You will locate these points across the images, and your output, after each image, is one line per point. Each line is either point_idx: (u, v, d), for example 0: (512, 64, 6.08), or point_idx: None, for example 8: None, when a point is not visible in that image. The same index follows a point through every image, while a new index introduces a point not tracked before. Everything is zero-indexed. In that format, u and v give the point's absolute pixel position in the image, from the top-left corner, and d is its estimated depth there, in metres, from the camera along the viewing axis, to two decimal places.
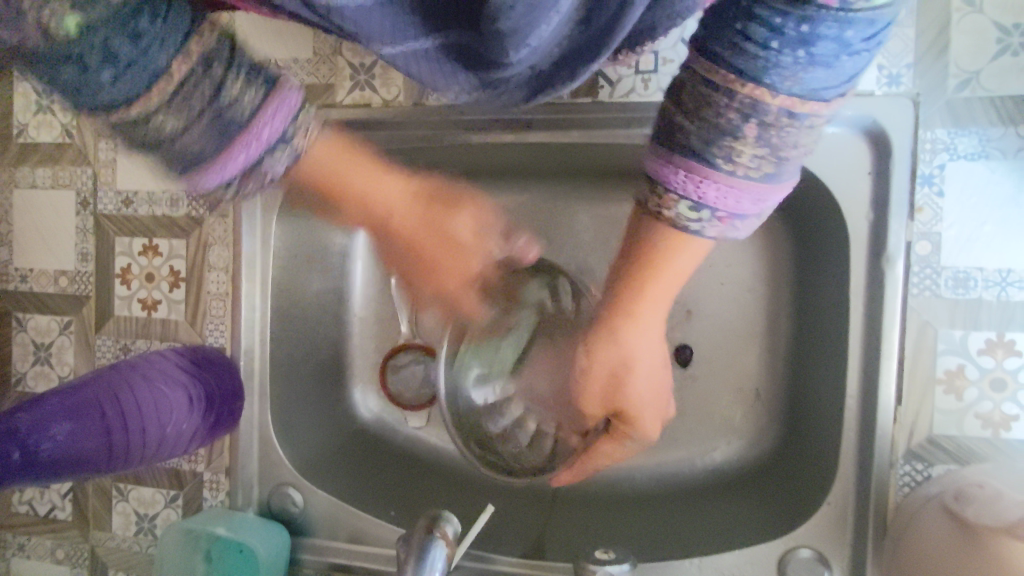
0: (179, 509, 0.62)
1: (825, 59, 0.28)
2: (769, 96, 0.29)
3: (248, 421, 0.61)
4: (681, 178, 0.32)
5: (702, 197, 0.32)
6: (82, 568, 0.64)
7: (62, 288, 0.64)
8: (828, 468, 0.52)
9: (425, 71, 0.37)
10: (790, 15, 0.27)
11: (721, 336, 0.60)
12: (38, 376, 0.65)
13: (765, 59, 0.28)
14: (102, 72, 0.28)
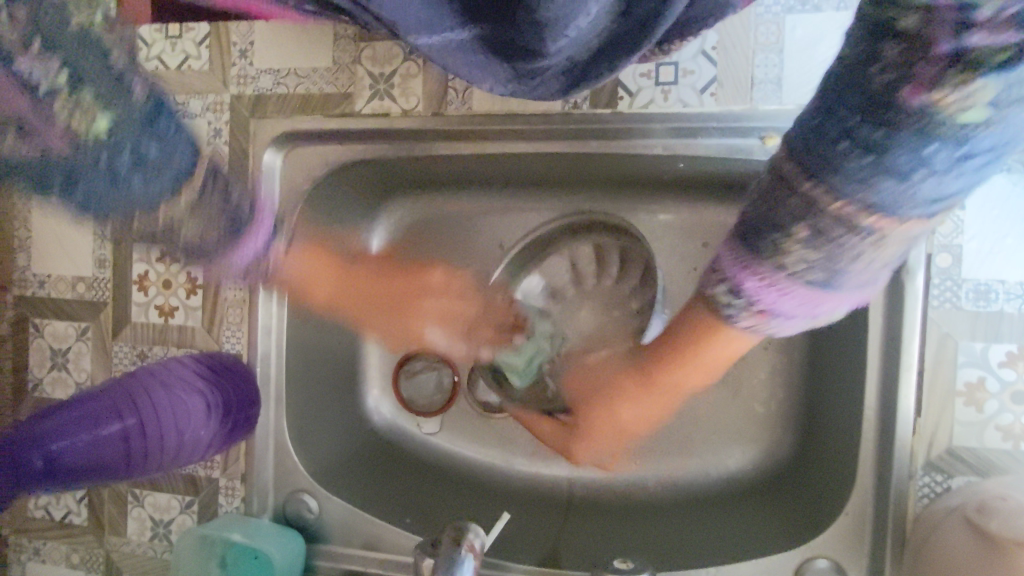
0: (194, 515, 0.62)
1: (908, 176, 0.22)
2: (834, 203, 0.23)
3: (265, 428, 0.61)
4: (749, 278, 0.28)
5: (751, 291, 0.28)
6: (98, 573, 0.64)
7: (80, 294, 0.64)
8: (843, 477, 0.52)
9: (464, 65, 0.39)
10: (876, 119, 0.21)
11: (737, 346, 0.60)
12: (54, 381, 0.66)
13: (842, 169, 0.23)
14: (134, 177, 0.31)
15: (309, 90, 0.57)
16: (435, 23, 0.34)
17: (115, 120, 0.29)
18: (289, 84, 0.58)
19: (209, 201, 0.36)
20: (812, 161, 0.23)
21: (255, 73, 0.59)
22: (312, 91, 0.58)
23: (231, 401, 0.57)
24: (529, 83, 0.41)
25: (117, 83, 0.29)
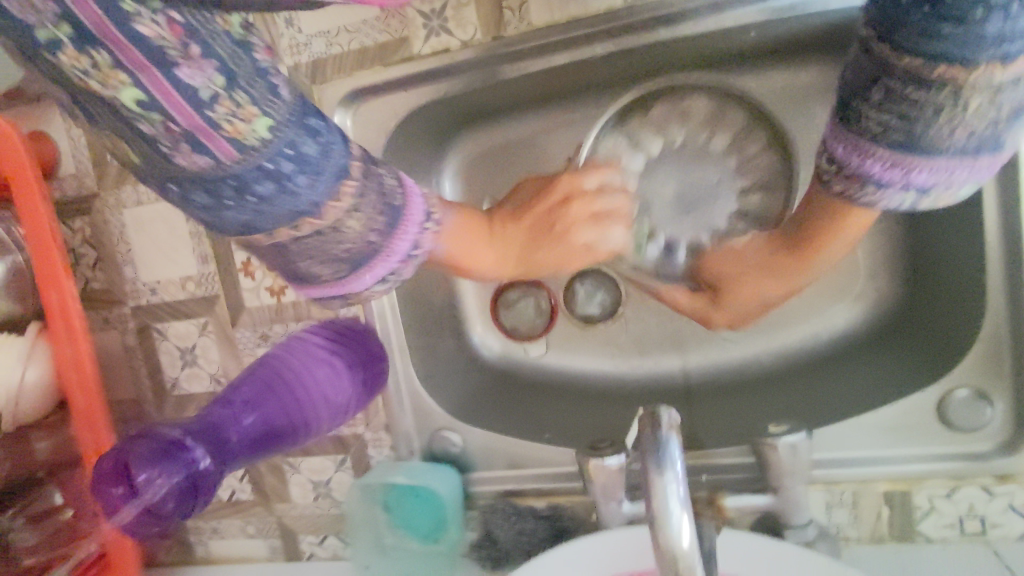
0: (350, 470, 0.67)
1: (976, 15, 0.27)
2: (897, 60, 0.30)
3: (396, 378, 0.64)
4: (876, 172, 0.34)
5: (860, 169, 0.34)
6: (275, 538, 0.70)
7: (191, 292, 0.67)
8: (974, 310, 0.53)
9: None
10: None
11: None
12: (191, 377, 0.70)
13: (918, 29, 0.28)
14: (298, 178, 0.29)
15: (364, 43, 0.58)
16: None
17: (275, 117, 0.28)
18: (342, 43, 0.58)
19: (369, 200, 0.32)
20: (902, 40, 0.29)
21: (307, 40, 0.59)
22: (367, 44, 0.58)
23: (360, 359, 0.59)
24: None
25: (263, 75, 0.28)
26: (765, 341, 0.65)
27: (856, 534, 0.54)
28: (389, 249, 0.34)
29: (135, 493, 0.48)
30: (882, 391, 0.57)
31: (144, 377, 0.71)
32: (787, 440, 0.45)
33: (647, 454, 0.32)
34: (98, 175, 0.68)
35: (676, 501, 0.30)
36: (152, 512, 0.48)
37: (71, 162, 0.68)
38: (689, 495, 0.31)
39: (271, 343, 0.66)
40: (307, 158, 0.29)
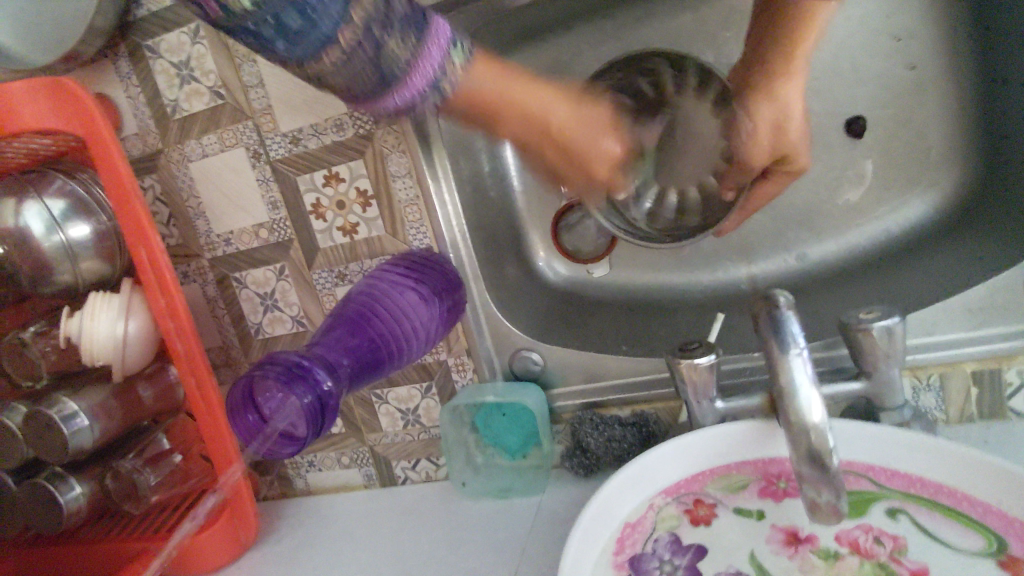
0: (436, 396, 0.69)
1: None
2: None
3: (473, 304, 0.67)
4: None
5: None
6: (370, 466, 0.74)
7: (264, 239, 0.69)
8: None
9: None
10: None
11: (899, 111, 0.64)
12: (273, 321, 0.72)
13: None
14: (277, 42, 0.32)
15: None
16: None
17: None
18: None
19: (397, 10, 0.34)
20: None
21: None
22: None
23: (438, 288, 0.60)
24: None
25: None
26: (835, 239, 0.67)
27: (945, 415, 0.55)
28: (423, 64, 0.36)
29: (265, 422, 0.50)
30: (967, 270, 0.57)
31: (228, 326, 0.74)
32: (882, 324, 0.46)
33: (769, 334, 0.38)
34: (162, 132, 0.68)
35: (802, 374, 0.37)
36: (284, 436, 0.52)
37: (133, 121, 0.69)
38: (814, 369, 0.37)
39: (349, 281, 0.68)
40: (293, 30, 0.32)
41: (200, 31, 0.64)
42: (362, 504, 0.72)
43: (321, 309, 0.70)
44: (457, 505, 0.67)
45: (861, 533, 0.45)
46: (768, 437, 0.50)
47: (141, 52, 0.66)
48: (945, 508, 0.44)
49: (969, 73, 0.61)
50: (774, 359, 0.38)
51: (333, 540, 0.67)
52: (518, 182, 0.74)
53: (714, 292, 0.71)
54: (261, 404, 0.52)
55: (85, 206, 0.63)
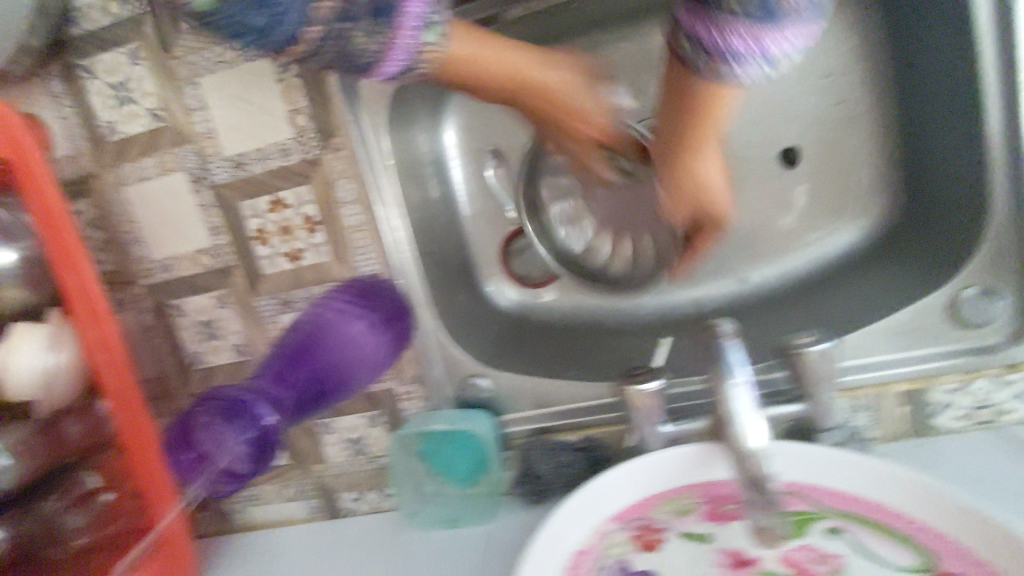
0: (383, 425, 0.68)
1: None
2: None
3: (422, 330, 0.66)
4: (734, 38, 0.37)
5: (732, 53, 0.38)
6: (314, 499, 0.71)
7: (206, 265, 0.67)
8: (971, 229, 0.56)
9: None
10: None
11: (828, 141, 0.67)
12: (214, 350, 0.70)
13: None
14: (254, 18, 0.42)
15: None
16: None
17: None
18: None
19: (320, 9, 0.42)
20: None
21: None
22: None
23: (384, 318, 0.59)
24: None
25: None
26: (772, 264, 0.70)
27: (875, 434, 0.58)
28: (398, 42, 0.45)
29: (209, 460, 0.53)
30: (912, 286, 0.59)
31: (166, 355, 0.71)
32: (817, 347, 0.48)
33: (713, 362, 0.40)
34: (95, 153, 0.66)
35: (743, 401, 0.39)
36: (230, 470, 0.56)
37: (65, 142, 0.66)
38: (755, 394, 0.39)
39: (294, 307, 0.67)
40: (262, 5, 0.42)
41: (139, 51, 0.62)
42: (305, 539, 0.70)
43: (265, 337, 0.68)
44: (404, 538, 0.65)
45: (804, 551, 0.47)
46: (709, 460, 0.50)
47: (74, 72, 0.63)
48: (880, 527, 0.46)
49: (892, 109, 0.65)
50: (717, 392, 0.40)
51: None
52: (467, 208, 0.74)
53: (662, 313, 0.73)
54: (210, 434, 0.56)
55: (9, 227, 0.59)
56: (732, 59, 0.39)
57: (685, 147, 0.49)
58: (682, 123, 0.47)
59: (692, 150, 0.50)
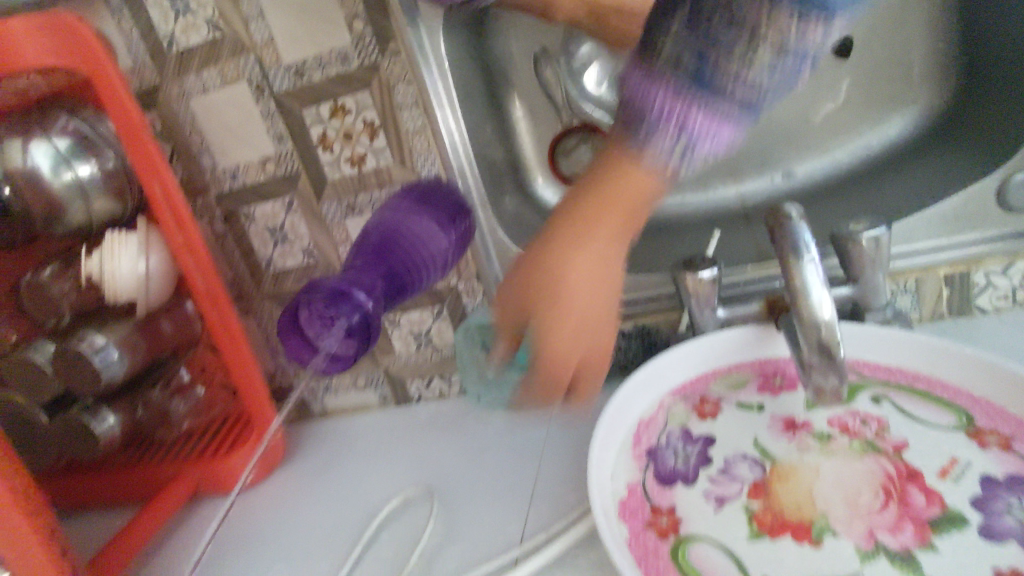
0: (447, 319, 0.73)
1: None
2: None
3: (481, 230, 0.70)
4: (664, 96, 0.41)
5: (684, 127, 0.42)
6: (384, 387, 0.78)
7: (272, 173, 0.70)
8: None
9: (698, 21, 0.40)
10: None
11: (877, 28, 0.67)
12: (284, 254, 0.74)
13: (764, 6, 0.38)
14: None
15: None
16: None
17: None
18: None
19: None
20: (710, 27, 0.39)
21: None
22: None
23: (448, 215, 0.63)
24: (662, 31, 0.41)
25: None
26: (820, 155, 0.71)
27: (918, 313, 0.61)
28: None
29: (315, 348, 0.54)
30: (969, 169, 0.61)
31: (238, 260, 0.76)
32: (870, 234, 0.50)
33: (785, 245, 0.44)
34: (157, 65, 0.67)
35: (814, 275, 0.42)
36: (335, 357, 0.55)
37: (127, 54, 0.66)
38: (823, 272, 0.42)
39: (358, 211, 0.70)
40: None
41: None
42: (380, 423, 0.76)
43: (332, 239, 0.73)
44: (472, 419, 0.72)
45: (850, 416, 0.50)
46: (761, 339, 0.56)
47: None
48: (921, 392, 0.50)
49: None
50: (788, 268, 0.43)
51: (358, 457, 0.72)
52: (518, 110, 0.76)
53: (711, 209, 0.74)
54: (307, 328, 0.54)
55: (93, 142, 0.63)
56: (664, 119, 0.42)
57: (552, 241, 0.51)
58: (600, 197, 0.49)
59: (573, 220, 0.50)
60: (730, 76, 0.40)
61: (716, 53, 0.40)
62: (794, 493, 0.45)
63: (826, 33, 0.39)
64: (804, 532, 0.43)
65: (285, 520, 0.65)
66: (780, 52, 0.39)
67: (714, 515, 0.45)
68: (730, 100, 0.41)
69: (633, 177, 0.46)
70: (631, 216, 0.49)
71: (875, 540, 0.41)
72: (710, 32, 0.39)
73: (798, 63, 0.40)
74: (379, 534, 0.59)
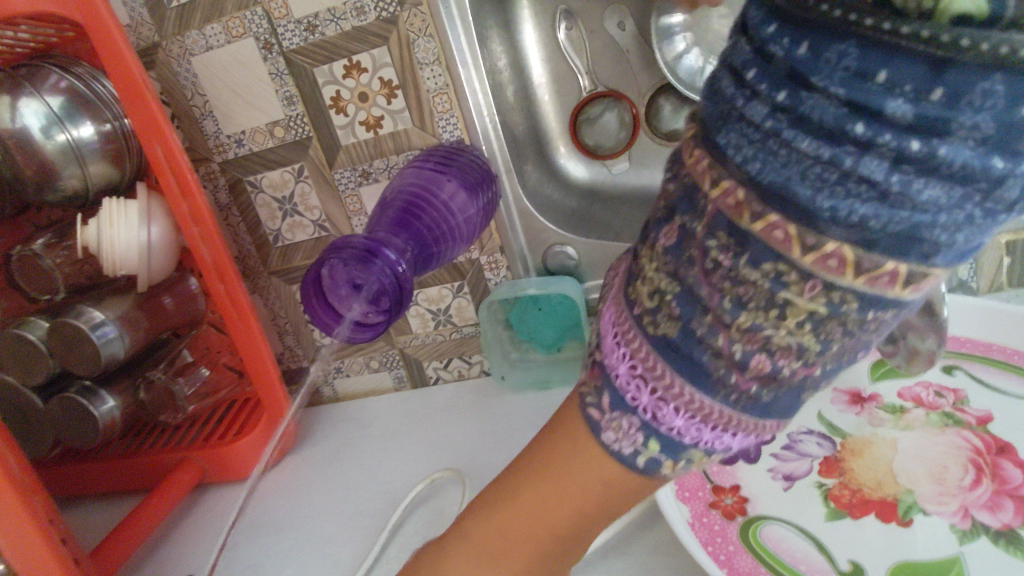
0: (468, 295, 0.69)
1: (896, 209, 0.23)
2: (810, 129, 0.23)
3: (506, 198, 0.66)
4: (623, 362, 0.31)
5: (661, 416, 0.30)
6: (400, 368, 0.74)
7: (280, 138, 0.66)
8: None
9: (762, 132, 0.24)
10: (889, 150, 0.22)
11: None
12: (294, 228, 0.70)
13: (849, 181, 0.23)
14: None
15: None
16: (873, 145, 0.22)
17: None
18: None
19: None
20: (743, 156, 0.25)
21: None
22: None
23: (476, 180, 0.58)
24: (727, 134, 0.25)
25: None
26: None
27: (976, 284, 0.58)
28: None
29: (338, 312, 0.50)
30: None
31: (244, 234, 0.71)
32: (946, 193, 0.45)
33: None
34: (157, 22, 0.62)
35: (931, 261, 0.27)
36: (360, 323, 0.51)
37: (123, 11, 0.62)
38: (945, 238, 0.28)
39: (373, 179, 0.66)
40: None
41: None
42: (398, 406, 0.72)
43: (344, 211, 0.68)
44: (497, 399, 0.68)
45: (922, 389, 0.51)
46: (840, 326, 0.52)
47: None
48: None
49: None
50: None
51: (375, 440, 0.68)
52: (539, 70, 0.70)
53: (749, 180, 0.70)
54: (328, 291, 0.50)
55: (88, 103, 0.58)
56: (614, 395, 0.31)
57: (497, 482, 0.39)
58: (540, 483, 0.36)
59: (502, 490, 0.37)
60: (743, 359, 0.27)
61: (727, 325, 0.27)
62: (874, 468, 0.45)
63: (961, 251, 0.24)
64: (891, 510, 0.42)
65: (302, 505, 0.61)
66: (842, 297, 0.25)
67: (786, 492, 0.45)
68: (746, 374, 0.27)
69: (568, 412, 0.35)
70: (627, 495, 0.35)
71: (972, 517, 0.41)
72: (693, 290, 0.28)
73: (871, 309, 0.25)
74: (407, 518, 0.55)
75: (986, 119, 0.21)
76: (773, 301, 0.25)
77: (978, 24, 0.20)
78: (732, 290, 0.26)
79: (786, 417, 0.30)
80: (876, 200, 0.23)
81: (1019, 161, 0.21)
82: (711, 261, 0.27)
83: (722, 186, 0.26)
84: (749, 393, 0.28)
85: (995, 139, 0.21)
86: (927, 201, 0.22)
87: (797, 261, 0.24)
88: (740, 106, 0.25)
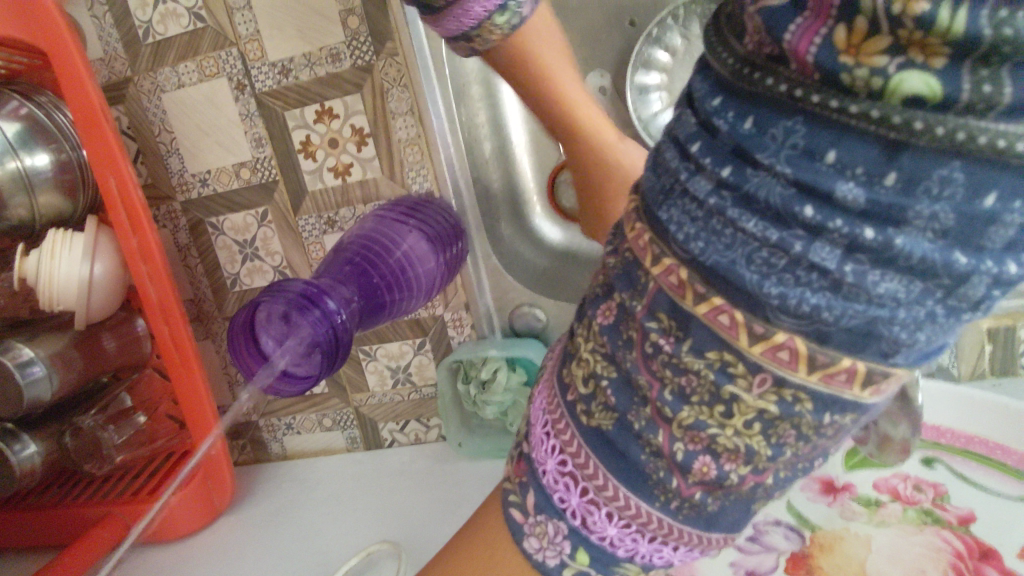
0: (430, 353, 0.66)
1: (851, 303, 0.20)
2: (755, 211, 0.21)
3: (475, 257, 0.64)
4: (552, 457, 0.28)
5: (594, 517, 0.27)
6: (354, 428, 0.70)
7: (246, 180, 0.64)
8: None
9: (705, 209, 0.22)
10: (841, 237, 0.19)
11: None
12: (253, 272, 0.67)
13: (798, 269, 0.20)
14: None
15: None
16: (823, 231, 0.20)
17: None
18: None
19: None
20: (684, 234, 0.22)
21: None
22: None
23: (440, 234, 0.56)
24: (669, 207, 0.23)
25: None
26: None
27: (957, 370, 0.55)
28: None
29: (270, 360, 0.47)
30: None
31: (202, 277, 0.68)
32: None
33: None
34: (131, 57, 0.61)
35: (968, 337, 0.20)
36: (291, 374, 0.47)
37: (97, 44, 0.61)
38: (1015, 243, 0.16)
39: (339, 227, 0.64)
40: None
41: None
42: (347, 469, 0.68)
43: (306, 258, 0.66)
44: (452, 466, 0.64)
45: (899, 481, 0.48)
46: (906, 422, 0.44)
47: None
48: None
49: None
50: None
51: (318, 504, 0.63)
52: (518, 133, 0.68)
53: None
54: (262, 337, 0.47)
55: (46, 132, 0.56)
56: (544, 490, 0.28)
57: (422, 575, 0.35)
58: None
59: None
60: (684, 461, 0.24)
61: (669, 421, 0.24)
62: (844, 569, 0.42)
63: (924, 351, 0.21)
64: None
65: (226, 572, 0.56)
66: (795, 396, 0.22)
67: None
68: (688, 480, 0.25)
69: (498, 511, 0.32)
70: None
71: None
72: (631, 377, 0.25)
73: (829, 412, 0.22)
74: None
75: (944, 209, 0.18)
76: (718, 397, 0.23)
77: (930, 108, 0.17)
78: (672, 380, 0.23)
79: (736, 528, 0.27)
80: (828, 290, 0.20)
81: (984, 257, 0.19)
82: (651, 345, 0.24)
83: (664, 264, 0.23)
84: (693, 501, 0.25)
85: (956, 232, 0.19)
86: (884, 294, 0.20)
87: (743, 353, 0.22)
88: (684, 180, 0.23)
